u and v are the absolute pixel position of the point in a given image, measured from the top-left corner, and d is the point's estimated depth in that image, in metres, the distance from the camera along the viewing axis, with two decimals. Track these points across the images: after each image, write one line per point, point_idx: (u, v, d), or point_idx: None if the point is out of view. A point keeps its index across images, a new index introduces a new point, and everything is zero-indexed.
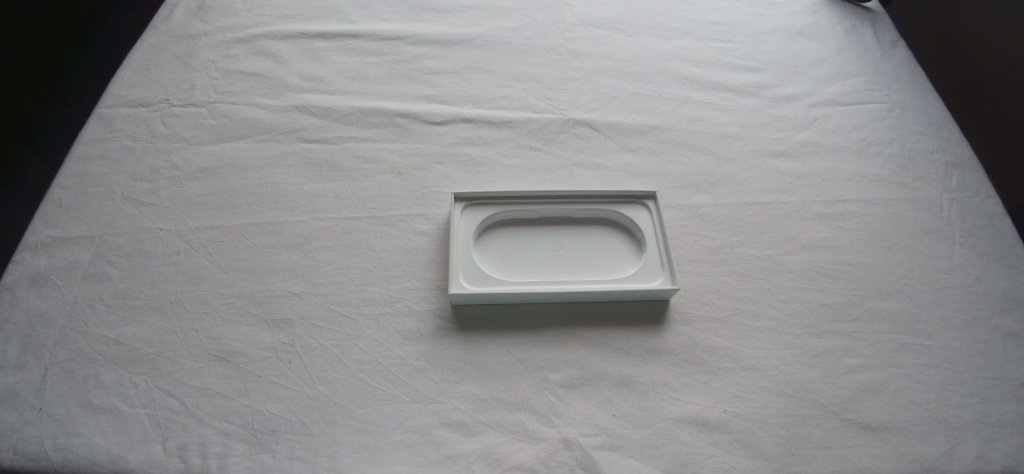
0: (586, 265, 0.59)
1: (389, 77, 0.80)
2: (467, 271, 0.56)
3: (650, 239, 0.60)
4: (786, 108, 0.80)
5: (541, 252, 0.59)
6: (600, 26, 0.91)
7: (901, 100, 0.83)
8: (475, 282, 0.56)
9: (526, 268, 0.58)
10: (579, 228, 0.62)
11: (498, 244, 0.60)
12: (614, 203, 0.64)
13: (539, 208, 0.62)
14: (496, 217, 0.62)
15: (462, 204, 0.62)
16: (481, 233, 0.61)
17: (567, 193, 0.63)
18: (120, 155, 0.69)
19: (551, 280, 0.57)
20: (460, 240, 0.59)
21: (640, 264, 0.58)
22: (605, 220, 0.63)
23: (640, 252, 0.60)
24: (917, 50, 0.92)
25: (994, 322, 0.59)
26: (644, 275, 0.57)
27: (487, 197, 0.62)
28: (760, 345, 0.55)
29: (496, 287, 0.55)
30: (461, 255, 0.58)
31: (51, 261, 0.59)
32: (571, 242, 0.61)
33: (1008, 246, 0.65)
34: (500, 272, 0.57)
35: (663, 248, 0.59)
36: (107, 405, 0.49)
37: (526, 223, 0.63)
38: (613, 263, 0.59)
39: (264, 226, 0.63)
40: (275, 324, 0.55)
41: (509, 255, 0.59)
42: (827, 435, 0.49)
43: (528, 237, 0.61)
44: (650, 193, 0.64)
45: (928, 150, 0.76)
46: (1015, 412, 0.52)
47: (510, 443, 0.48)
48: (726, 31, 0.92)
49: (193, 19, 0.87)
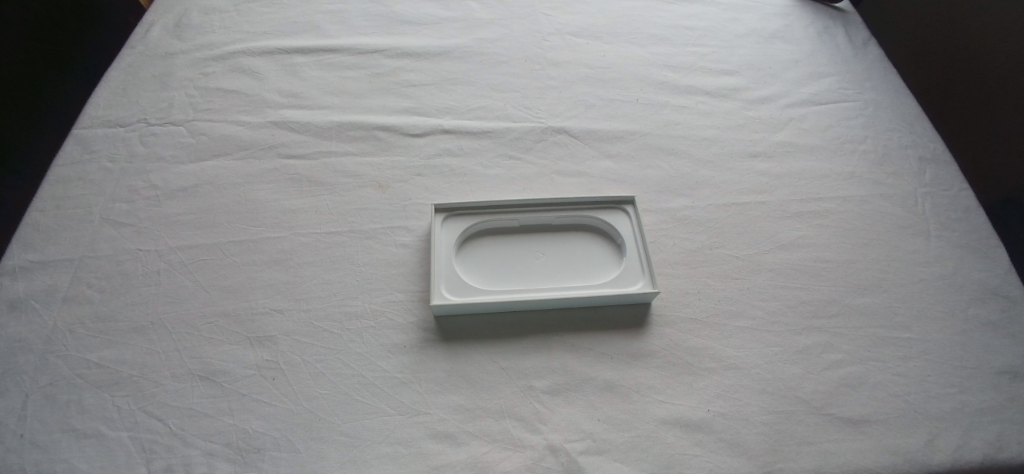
0: (568, 271, 0.59)
1: (368, 91, 0.81)
2: (449, 282, 0.57)
3: (631, 243, 0.61)
4: (761, 110, 0.82)
5: (523, 261, 0.60)
6: (577, 34, 0.92)
7: (873, 97, 0.85)
8: (458, 292, 0.56)
9: (509, 277, 0.58)
10: (560, 235, 0.63)
11: (481, 253, 0.60)
12: (594, 209, 0.64)
13: (519, 217, 0.63)
14: (478, 227, 0.62)
15: (442, 216, 0.63)
16: (463, 244, 0.61)
17: (547, 201, 0.64)
18: (99, 176, 0.68)
19: (534, 288, 0.57)
20: (443, 251, 0.59)
21: (621, 268, 0.59)
22: (586, 226, 0.64)
23: (621, 257, 0.61)
24: (893, 48, 0.96)
25: (971, 313, 0.60)
26: (625, 280, 0.58)
27: (468, 208, 0.63)
28: (741, 344, 0.56)
29: (479, 296, 0.55)
30: (443, 266, 0.58)
31: (30, 286, 0.58)
32: (552, 249, 0.61)
33: (982, 237, 0.67)
34: (482, 282, 0.58)
35: (643, 252, 0.60)
36: (90, 429, 0.49)
37: (506, 232, 0.63)
38: (595, 269, 0.59)
39: (246, 243, 0.63)
40: (258, 341, 0.55)
41: (491, 265, 0.59)
42: (810, 430, 0.50)
43: (509, 246, 0.61)
44: (629, 198, 0.65)
45: (901, 146, 0.77)
46: (994, 401, 0.53)
47: (497, 452, 0.48)
48: (701, 36, 0.94)
49: (170, 37, 0.87)
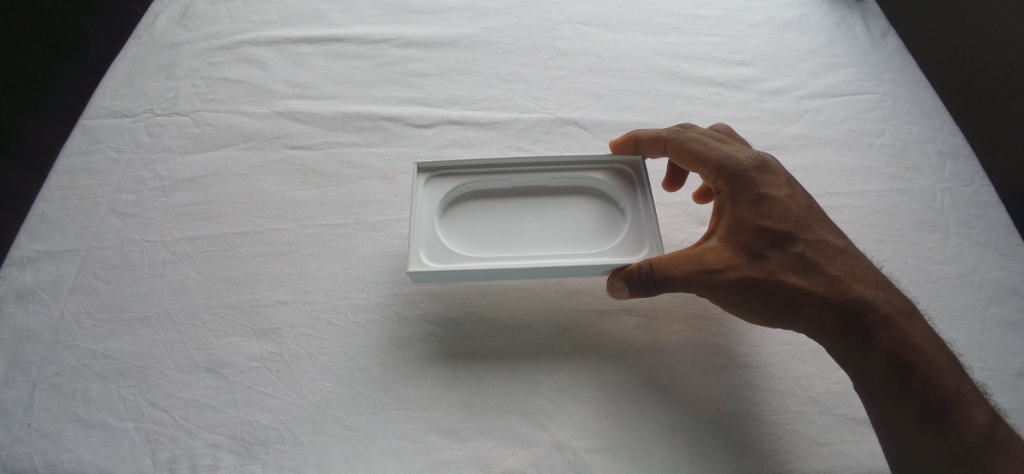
0: (562, 238, 0.56)
1: (375, 81, 0.80)
2: (428, 248, 0.53)
3: (636, 207, 0.57)
4: (776, 101, 0.80)
5: (513, 226, 0.57)
6: (587, 23, 0.90)
7: (893, 89, 0.82)
8: (437, 259, 0.53)
9: (498, 243, 0.56)
10: (556, 199, 0.60)
11: (466, 218, 0.58)
12: (595, 170, 0.61)
13: (510, 178, 0.60)
14: (466, 187, 0.60)
15: (425, 176, 0.59)
16: (446, 206, 0.59)
17: (542, 161, 0.60)
18: (105, 167, 0.68)
19: (524, 254, 0.55)
20: (423, 214, 0.56)
21: (625, 234, 0.55)
22: (586, 188, 0.61)
23: (624, 222, 0.57)
24: (902, 26, 0.90)
25: (989, 311, 0.58)
26: (630, 247, 0.54)
27: (451, 168, 0.60)
28: (753, 341, 0.54)
29: (459, 265, 0.52)
30: (424, 230, 0.55)
31: (37, 276, 0.58)
32: (545, 214, 0.58)
33: (1003, 235, 0.64)
34: (465, 247, 0.55)
35: (648, 216, 0.56)
36: (96, 419, 0.49)
37: (497, 195, 0.61)
38: (592, 236, 0.56)
39: (251, 235, 0.62)
40: (263, 333, 0.54)
41: (479, 230, 0.57)
42: (822, 430, 0.49)
43: (499, 210, 0.59)
44: (636, 158, 0.60)
45: (921, 139, 0.75)
46: (1012, 403, 0.52)
47: (501, 448, 0.47)
48: (714, 25, 0.91)
49: (175, 26, 0.86)
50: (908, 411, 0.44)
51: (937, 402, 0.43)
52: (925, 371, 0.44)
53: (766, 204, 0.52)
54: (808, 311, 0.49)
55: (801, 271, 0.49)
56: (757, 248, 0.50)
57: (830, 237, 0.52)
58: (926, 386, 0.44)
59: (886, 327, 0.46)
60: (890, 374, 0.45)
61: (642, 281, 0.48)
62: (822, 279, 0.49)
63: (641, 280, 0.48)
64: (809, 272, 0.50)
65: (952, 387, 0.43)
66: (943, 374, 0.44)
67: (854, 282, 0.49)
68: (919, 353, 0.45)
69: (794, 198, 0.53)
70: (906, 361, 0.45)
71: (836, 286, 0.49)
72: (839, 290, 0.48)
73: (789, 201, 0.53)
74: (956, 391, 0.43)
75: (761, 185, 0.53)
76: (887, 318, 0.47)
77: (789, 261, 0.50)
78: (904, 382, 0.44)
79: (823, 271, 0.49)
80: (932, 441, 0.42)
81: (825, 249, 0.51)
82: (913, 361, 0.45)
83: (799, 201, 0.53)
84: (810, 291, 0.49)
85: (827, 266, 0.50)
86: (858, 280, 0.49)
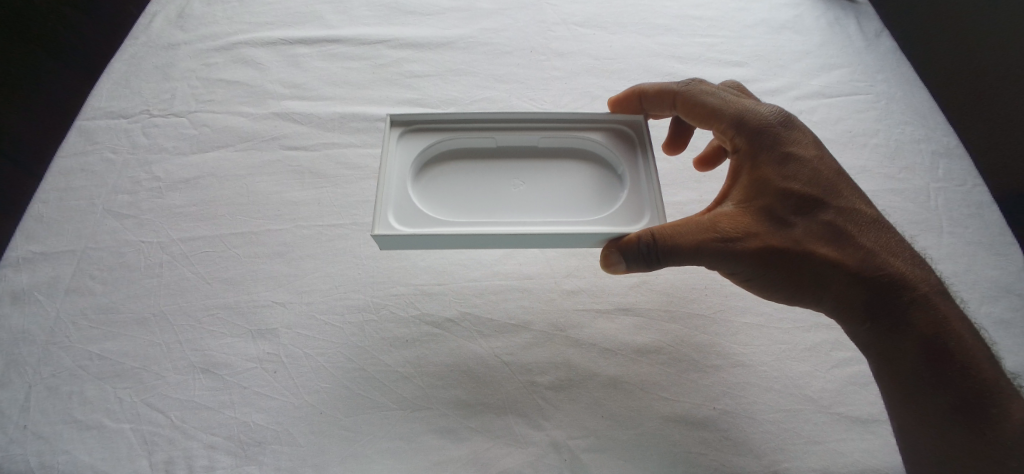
0: (549, 200, 0.56)
1: (370, 82, 0.80)
2: (398, 210, 0.51)
3: (636, 170, 0.56)
4: (770, 102, 0.80)
5: (500, 187, 0.57)
6: (582, 24, 0.90)
7: (887, 89, 0.82)
8: (407, 224, 0.50)
9: (484, 202, 0.56)
10: (544, 160, 0.60)
11: (444, 176, 0.58)
12: (593, 131, 0.60)
13: (493, 136, 0.60)
14: (449, 142, 0.59)
15: (398, 130, 0.59)
16: (420, 164, 0.58)
17: (530, 120, 0.60)
18: (101, 168, 0.68)
19: (505, 216, 0.54)
20: (393, 172, 0.55)
21: (622, 200, 0.54)
22: (582, 148, 0.61)
23: (621, 185, 0.57)
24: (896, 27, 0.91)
25: (982, 310, 0.59)
26: (627, 212, 0.53)
27: (428, 124, 0.59)
28: (748, 341, 0.55)
29: (431, 232, 0.49)
30: (394, 188, 0.53)
31: (32, 278, 0.58)
32: (532, 177, 0.58)
33: (996, 233, 0.65)
34: (441, 208, 0.55)
35: (648, 180, 0.55)
36: (92, 421, 0.49)
37: (483, 155, 0.61)
38: (585, 199, 0.56)
39: (247, 236, 0.62)
40: (260, 334, 0.54)
41: (461, 189, 0.57)
42: (817, 429, 0.49)
43: (484, 171, 0.59)
44: (636, 118, 0.60)
45: (915, 139, 0.75)
46: None
47: (499, 448, 0.47)
48: (709, 26, 0.91)
49: (171, 27, 0.86)
50: (942, 400, 0.44)
51: (971, 391, 0.44)
52: (962, 356, 0.44)
53: (797, 174, 0.52)
54: (831, 284, 0.49)
55: (830, 244, 0.50)
56: (789, 218, 0.50)
57: (861, 208, 0.52)
58: (961, 373, 0.44)
59: (919, 307, 0.47)
60: (924, 360, 0.46)
61: (642, 253, 0.46)
62: (853, 254, 0.49)
63: (641, 251, 0.46)
64: (840, 245, 0.50)
65: (989, 373, 0.44)
66: (981, 359, 0.44)
67: (886, 257, 0.49)
68: (952, 335, 0.45)
69: (825, 168, 0.53)
70: (941, 344, 0.45)
71: (867, 262, 0.49)
72: (871, 267, 0.49)
73: (820, 170, 0.53)
74: (993, 378, 0.44)
75: (791, 152, 0.53)
76: (924, 297, 0.47)
77: (812, 230, 0.50)
78: (940, 368, 0.45)
79: (855, 244, 0.50)
80: (964, 430, 0.43)
81: (856, 222, 0.51)
82: (947, 342, 0.45)
83: (830, 172, 0.53)
84: (841, 265, 0.49)
85: (859, 237, 0.50)
86: (890, 256, 0.50)
